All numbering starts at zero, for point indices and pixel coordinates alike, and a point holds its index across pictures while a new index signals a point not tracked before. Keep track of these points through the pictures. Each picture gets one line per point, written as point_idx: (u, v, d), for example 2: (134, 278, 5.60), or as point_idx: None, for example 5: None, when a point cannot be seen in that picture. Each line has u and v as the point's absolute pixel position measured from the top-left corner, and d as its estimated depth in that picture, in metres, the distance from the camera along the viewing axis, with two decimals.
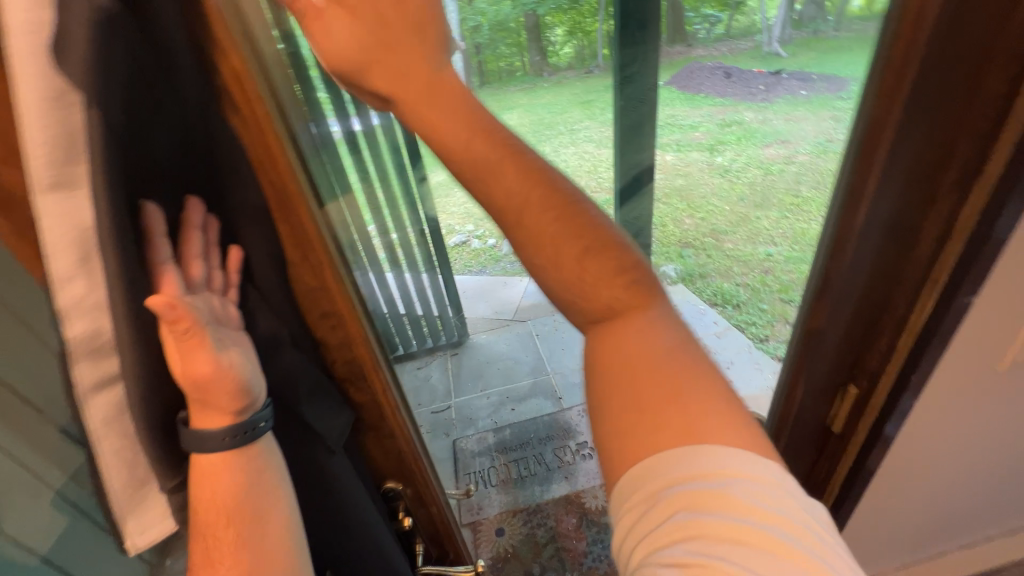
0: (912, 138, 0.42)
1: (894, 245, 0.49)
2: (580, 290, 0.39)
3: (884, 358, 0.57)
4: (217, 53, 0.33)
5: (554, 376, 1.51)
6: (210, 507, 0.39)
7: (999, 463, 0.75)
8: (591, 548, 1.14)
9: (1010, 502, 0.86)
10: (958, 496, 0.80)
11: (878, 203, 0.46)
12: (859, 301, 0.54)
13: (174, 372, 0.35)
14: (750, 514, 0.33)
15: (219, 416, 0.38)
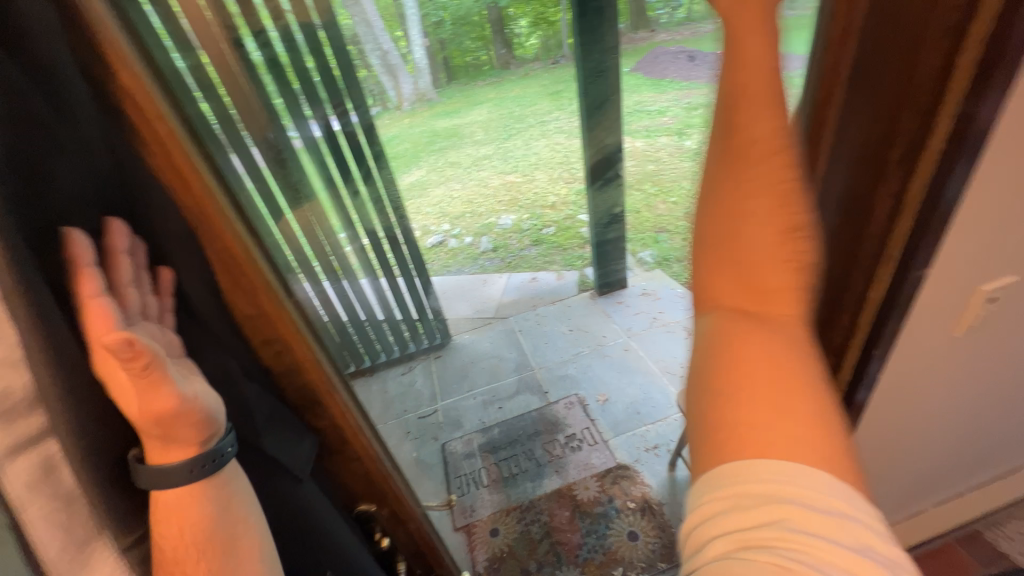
0: (857, 114, 0.43)
1: (847, 225, 0.49)
2: (749, 271, 0.36)
3: (848, 339, 0.57)
4: (109, 77, 0.31)
5: (539, 370, 1.51)
6: (176, 547, 0.36)
7: (964, 420, 0.79)
8: (585, 540, 1.10)
9: (979, 455, 0.89)
10: (931, 455, 0.83)
11: (828, 183, 0.46)
12: (820, 284, 0.53)
13: (129, 413, 0.33)
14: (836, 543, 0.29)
15: (184, 449, 0.37)
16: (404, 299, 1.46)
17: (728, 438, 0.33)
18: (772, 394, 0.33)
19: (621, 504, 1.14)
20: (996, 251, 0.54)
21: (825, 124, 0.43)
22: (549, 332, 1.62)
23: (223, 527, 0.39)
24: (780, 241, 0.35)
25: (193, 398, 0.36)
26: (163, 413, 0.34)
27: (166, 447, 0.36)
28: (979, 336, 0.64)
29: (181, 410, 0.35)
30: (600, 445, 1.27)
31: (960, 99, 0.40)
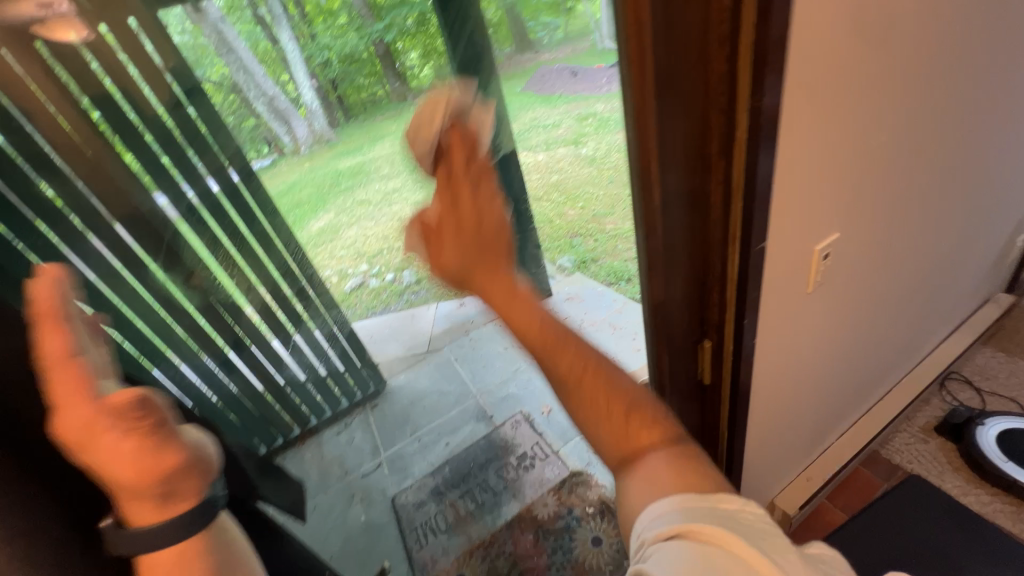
0: (673, 117, 0.48)
1: (693, 213, 0.56)
2: (611, 434, 0.54)
3: (721, 312, 0.65)
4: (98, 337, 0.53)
5: (480, 397, 1.47)
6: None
7: (841, 360, 0.90)
8: (551, 559, 1.19)
9: (863, 384, 1.04)
10: (824, 395, 0.95)
11: (666, 180, 0.52)
12: (686, 266, 0.60)
13: (121, 471, 0.43)
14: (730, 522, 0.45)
15: (174, 503, 0.47)
16: (326, 351, 1.33)
17: (621, 425, 0.54)
18: (601, 412, 0.54)
19: (579, 513, 1.22)
20: (818, 212, 0.63)
21: (648, 130, 0.48)
22: (485, 352, 1.57)
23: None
24: (616, 414, 0.54)
25: (177, 441, 0.47)
26: (152, 464, 0.44)
27: (162, 503, 0.47)
28: (829, 288, 0.74)
29: (178, 460, 0.47)
30: (551, 458, 1.30)
31: (748, 100, 0.47)
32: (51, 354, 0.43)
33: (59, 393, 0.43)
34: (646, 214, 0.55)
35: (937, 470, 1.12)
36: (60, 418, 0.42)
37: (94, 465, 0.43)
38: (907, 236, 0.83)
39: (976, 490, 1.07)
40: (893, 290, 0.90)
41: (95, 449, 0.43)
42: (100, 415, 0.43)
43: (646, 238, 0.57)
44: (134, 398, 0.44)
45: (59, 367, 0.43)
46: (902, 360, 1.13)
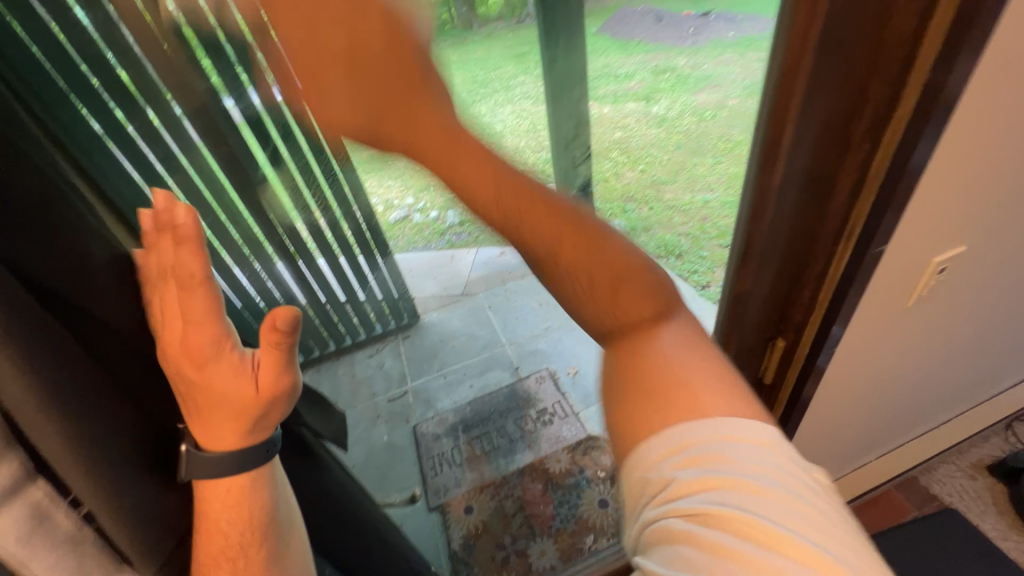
0: (826, 92, 0.46)
1: (811, 204, 0.55)
2: (592, 302, 0.40)
3: (807, 311, 0.66)
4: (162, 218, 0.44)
5: (508, 346, 1.51)
6: (223, 512, 0.45)
7: (905, 378, 0.85)
8: (558, 511, 1.13)
9: (921, 408, 0.98)
10: (877, 411, 0.90)
11: (795, 160, 0.50)
12: (781, 259, 0.60)
13: (242, 389, 0.42)
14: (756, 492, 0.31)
15: (260, 432, 0.46)
16: (368, 279, 1.39)
17: (648, 391, 0.36)
18: (641, 366, 0.37)
19: (592, 474, 1.18)
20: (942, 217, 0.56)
21: (793, 100, 0.46)
22: (518, 307, 1.61)
23: (269, 525, 0.48)
24: (608, 286, 0.40)
25: (297, 366, 0.45)
26: (271, 383, 0.43)
27: (252, 429, 0.45)
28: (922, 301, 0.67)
29: (282, 388, 0.44)
30: (571, 417, 1.30)
31: (925, 76, 0.44)
32: (186, 264, 0.39)
33: (188, 305, 0.40)
34: (759, 199, 0.55)
35: (977, 510, 1.07)
36: (189, 330, 0.40)
37: (207, 381, 0.41)
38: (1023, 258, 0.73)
39: (1016, 538, 1.02)
40: (987, 315, 0.82)
41: (218, 365, 0.41)
42: (227, 333, 0.42)
43: (750, 223, 0.57)
44: (289, 318, 0.40)
45: (193, 281, 0.39)
46: (973, 391, 1.04)
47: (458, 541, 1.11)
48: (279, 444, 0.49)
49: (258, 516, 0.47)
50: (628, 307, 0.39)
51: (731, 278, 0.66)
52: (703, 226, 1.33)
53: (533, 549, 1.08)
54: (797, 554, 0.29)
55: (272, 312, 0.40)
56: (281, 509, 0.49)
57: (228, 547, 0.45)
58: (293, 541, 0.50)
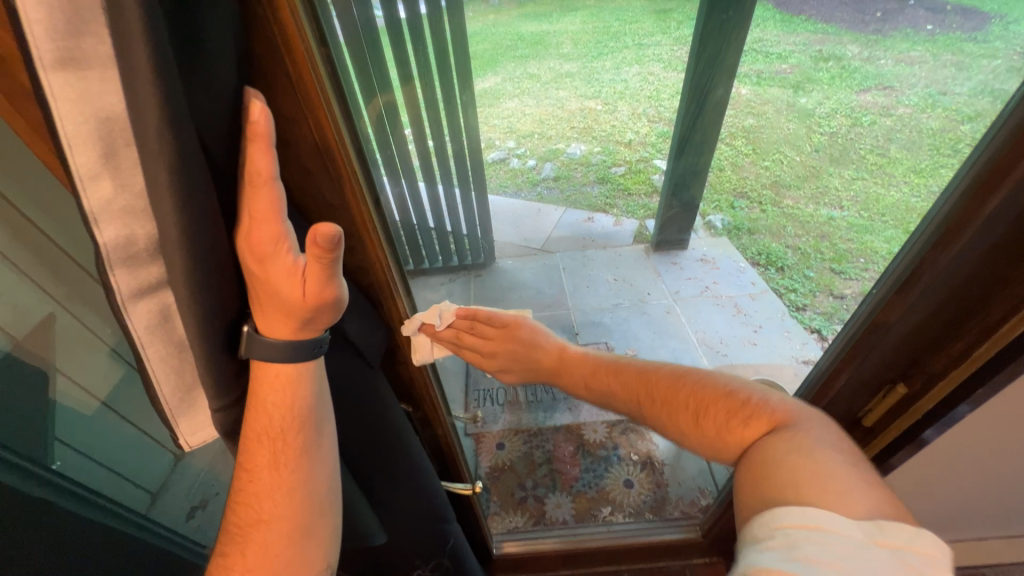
0: None
1: (1012, 244, 0.51)
2: (703, 439, 0.54)
3: (946, 362, 0.62)
4: (286, 42, 0.38)
5: (573, 311, 1.54)
6: (268, 402, 0.45)
7: (1004, 465, 0.79)
8: (583, 475, 1.16)
9: (1013, 506, 0.88)
10: (957, 487, 0.84)
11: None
12: (943, 301, 0.57)
13: (294, 294, 0.41)
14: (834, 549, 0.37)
15: (311, 330, 0.46)
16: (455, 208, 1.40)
17: (769, 485, 0.45)
18: (763, 473, 0.46)
19: (625, 453, 1.19)
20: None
21: None
22: (594, 275, 1.68)
23: (309, 418, 0.48)
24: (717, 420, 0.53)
25: (341, 278, 0.43)
26: (318, 293, 0.42)
27: (303, 326, 0.44)
28: None
29: (334, 296, 0.43)
30: None
31: None
32: (256, 162, 0.36)
33: (253, 201, 0.38)
34: (954, 224, 0.52)
35: None
36: (253, 225, 0.38)
37: (265, 277, 0.40)
38: None
39: None
40: None
41: (275, 266, 0.40)
42: (284, 234, 0.39)
43: (936, 248, 0.54)
44: (332, 235, 0.38)
45: (260, 177, 0.37)
46: None
47: (485, 468, 1.16)
48: (326, 344, 0.48)
49: (296, 408, 0.47)
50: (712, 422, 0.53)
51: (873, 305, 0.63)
52: (819, 246, 1.28)
53: (551, 500, 1.12)
54: None
55: (315, 225, 0.38)
56: (320, 408, 0.49)
57: (271, 423, 0.46)
58: (326, 437, 0.51)
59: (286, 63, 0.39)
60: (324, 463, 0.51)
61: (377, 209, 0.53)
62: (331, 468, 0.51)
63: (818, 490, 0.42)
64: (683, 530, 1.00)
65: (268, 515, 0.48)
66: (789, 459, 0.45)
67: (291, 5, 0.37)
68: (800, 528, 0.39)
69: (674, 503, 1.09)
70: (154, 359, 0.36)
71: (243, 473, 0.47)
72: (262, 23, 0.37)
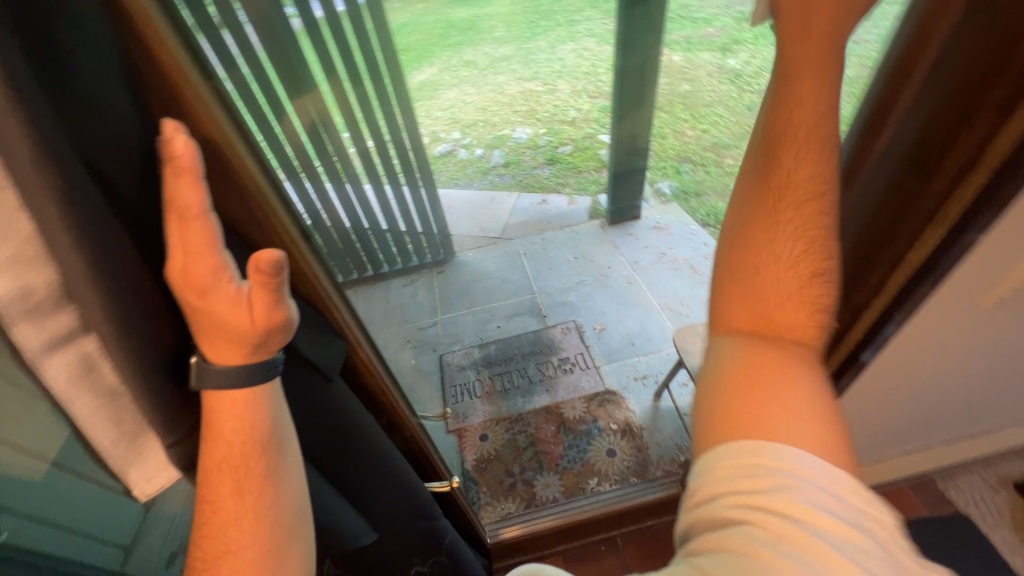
0: (947, 68, 0.45)
1: (909, 173, 0.52)
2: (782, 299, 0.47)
3: (874, 292, 0.63)
4: (153, 60, 0.34)
5: (539, 295, 1.53)
6: (224, 435, 0.42)
7: (953, 386, 0.83)
8: (567, 451, 1.19)
9: (964, 418, 0.94)
10: (915, 411, 0.88)
11: (905, 120, 0.49)
12: (858, 235, 0.59)
13: (244, 322, 0.38)
14: (810, 498, 0.36)
15: (265, 354, 0.42)
16: (407, 207, 1.38)
17: (753, 416, 0.42)
18: (755, 403, 0.42)
19: (604, 424, 1.23)
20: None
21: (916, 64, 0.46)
22: (554, 258, 1.63)
23: (269, 444, 0.45)
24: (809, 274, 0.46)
25: (290, 302, 0.40)
26: (267, 317, 0.39)
27: (255, 351, 0.41)
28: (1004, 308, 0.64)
29: (285, 320, 0.40)
30: (591, 369, 1.34)
31: None
32: (184, 197, 0.34)
33: (185, 236, 0.35)
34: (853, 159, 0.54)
35: (992, 518, 1.05)
36: (188, 260, 0.36)
37: (208, 310, 0.37)
38: None
39: None
40: None
41: (219, 298, 0.37)
42: (225, 265, 0.37)
43: (842, 184, 0.56)
44: (275, 261, 0.37)
45: (190, 213, 0.35)
46: None
47: (471, 462, 1.19)
48: (282, 364, 0.45)
49: (255, 436, 0.44)
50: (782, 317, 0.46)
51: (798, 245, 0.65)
52: None
53: (540, 481, 1.14)
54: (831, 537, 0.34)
55: (256, 254, 0.36)
56: (283, 428, 0.46)
57: (228, 455, 0.43)
58: (291, 460, 0.48)
59: (169, 84, 0.35)
60: (290, 485, 0.48)
61: (302, 233, 0.49)
62: (297, 491, 0.48)
63: (787, 434, 0.40)
64: (665, 487, 1.05)
65: (235, 544, 0.45)
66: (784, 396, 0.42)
67: (151, 22, 0.33)
68: (775, 470, 0.38)
69: (655, 463, 1.13)
70: (84, 411, 0.33)
71: (205, 506, 0.45)
72: (126, 48, 0.33)
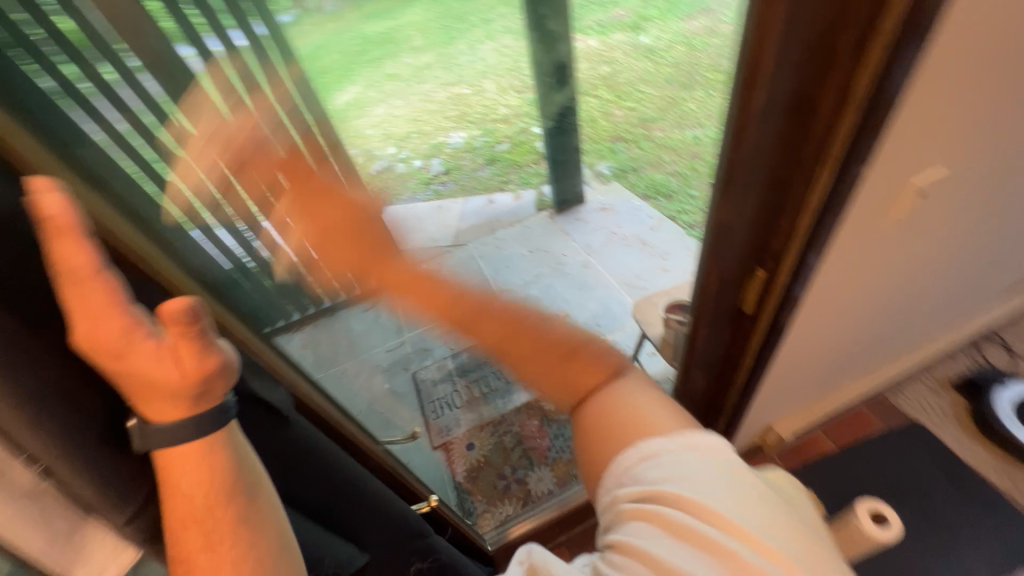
0: (807, 8, 0.39)
1: (791, 124, 0.48)
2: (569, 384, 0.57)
3: (787, 241, 0.59)
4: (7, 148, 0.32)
5: (501, 294, 1.57)
6: (181, 493, 0.38)
7: (886, 310, 0.90)
8: (553, 443, 1.20)
9: (901, 333, 1.02)
10: (859, 337, 0.94)
11: (780, 75, 0.43)
12: (763, 191, 0.54)
13: (175, 375, 0.36)
14: (691, 504, 0.45)
15: (208, 402, 0.39)
16: None
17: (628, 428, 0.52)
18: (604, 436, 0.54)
19: None
20: (942, 126, 0.54)
21: (776, 13, 0.39)
22: (509, 255, 1.69)
23: (240, 494, 0.41)
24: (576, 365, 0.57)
25: (220, 342, 0.38)
26: (200, 366, 0.37)
27: (195, 402, 0.38)
28: (906, 232, 0.69)
29: (220, 364, 0.38)
30: None
31: (894, 36, 0.41)
32: (70, 256, 0.31)
33: (81, 300, 0.31)
34: (739, 121, 0.47)
35: (937, 420, 1.16)
36: (87, 325, 0.32)
37: (129, 373, 0.34)
38: (992, 191, 0.76)
39: (970, 443, 1.13)
40: (961, 245, 0.84)
41: (138, 358, 0.34)
42: (136, 321, 0.34)
43: (731, 148, 0.50)
44: (186, 307, 0.35)
45: (81, 275, 0.31)
46: (952, 315, 1.09)
47: (461, 473, 1.17)
48: (235, 407, 0.41)
49: (222, 487, 0.40)
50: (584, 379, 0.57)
51: (710, 210, 0.58)
52: None
53: (532, 477, 1.15)
54: (711, 522, 0.43)
55: (163, 305, 0.34)
56: (249, 471, 0.42)
57: (193, 514, 0.39)
58: (266, 500, 0.43)
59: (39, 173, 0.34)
60: (268, 529, 0.43)
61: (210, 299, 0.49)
62: (282, 532, 0.44)
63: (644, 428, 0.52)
64: None
65: None
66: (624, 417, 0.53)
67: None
68: (658, 478, 0.47)
69: None
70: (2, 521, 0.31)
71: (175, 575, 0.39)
72: None
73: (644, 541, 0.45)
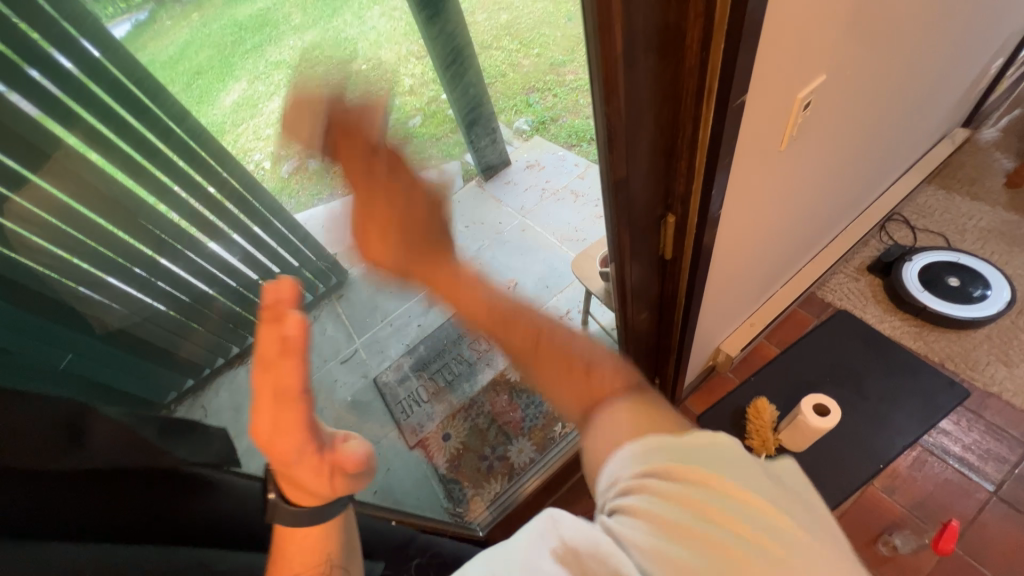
0: None
1: (661, 61, 0.46)
2: (562, 393, 0.50)
3: (687, 180, 0.59)
4: None
5: None
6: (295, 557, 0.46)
7: (800, 218, 0.94)
8: (526, 412, 1.23)
9: (814, 233, 1.09)
10: (782, 246, 0.98)
11: (630, 12, 0.40)
12: (653, 134, 0.53)
13: (325, 485, 0.44)
14: (725, 492, 0.37)
15: (312, 498, 0.45)
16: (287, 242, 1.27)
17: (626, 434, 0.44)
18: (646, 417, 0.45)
19: None
20: (810, 40, 0.56)
21: None
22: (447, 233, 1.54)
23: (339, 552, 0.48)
24: (571, 372, 0.50)
25: (367, 467, 0.48)
26: (343, 482, 0.45)
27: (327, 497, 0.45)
28: (800, 144, 0.71)
29: (357, 482, 0.46)
30: None
31: None
32: (286, 379, 0.39)
33: (280, 417, 0.40)
34: (607, 70, 0.44)
35: (862, 304, 1.27)
36: (278, 436, 0.41)
37: (292, 473, 0.43)
38: (874, 86, 0.79)
39: (890, 318, 1.24)
40: (855, 140, 0.88)
41: (300, 468, 0.42)
42: (313, 441, 0.42)
43: (604, 103, 0.48)
44: (359, 457, 0.45)
45: (292, 397, 0.40)
46: (856, 203, 1.19)
47: (443, 466, 1.18)
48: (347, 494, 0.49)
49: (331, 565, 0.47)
50: (593, 386, 0.49)
51: (606, 166, 0.56)
52: None
53: (512, 450, 1.20)
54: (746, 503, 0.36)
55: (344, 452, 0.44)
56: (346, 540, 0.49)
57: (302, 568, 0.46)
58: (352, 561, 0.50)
59: None
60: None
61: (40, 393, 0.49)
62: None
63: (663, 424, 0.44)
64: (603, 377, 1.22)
65: None
66: (629, 418, 0.45)
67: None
68: (687, 463, 0.39)
69: None
70: None
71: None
72: None
73: (663, 513, 0.36)
